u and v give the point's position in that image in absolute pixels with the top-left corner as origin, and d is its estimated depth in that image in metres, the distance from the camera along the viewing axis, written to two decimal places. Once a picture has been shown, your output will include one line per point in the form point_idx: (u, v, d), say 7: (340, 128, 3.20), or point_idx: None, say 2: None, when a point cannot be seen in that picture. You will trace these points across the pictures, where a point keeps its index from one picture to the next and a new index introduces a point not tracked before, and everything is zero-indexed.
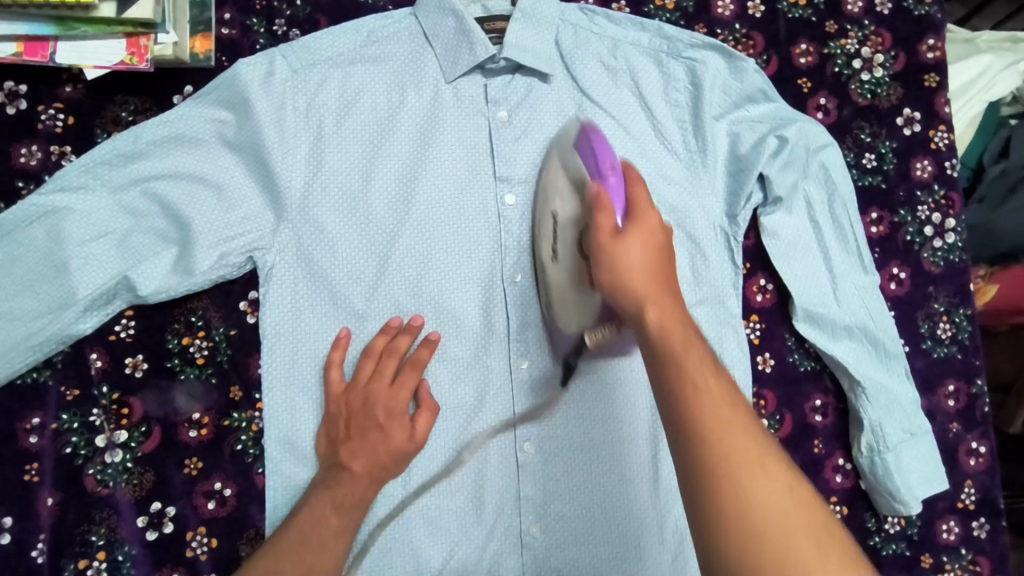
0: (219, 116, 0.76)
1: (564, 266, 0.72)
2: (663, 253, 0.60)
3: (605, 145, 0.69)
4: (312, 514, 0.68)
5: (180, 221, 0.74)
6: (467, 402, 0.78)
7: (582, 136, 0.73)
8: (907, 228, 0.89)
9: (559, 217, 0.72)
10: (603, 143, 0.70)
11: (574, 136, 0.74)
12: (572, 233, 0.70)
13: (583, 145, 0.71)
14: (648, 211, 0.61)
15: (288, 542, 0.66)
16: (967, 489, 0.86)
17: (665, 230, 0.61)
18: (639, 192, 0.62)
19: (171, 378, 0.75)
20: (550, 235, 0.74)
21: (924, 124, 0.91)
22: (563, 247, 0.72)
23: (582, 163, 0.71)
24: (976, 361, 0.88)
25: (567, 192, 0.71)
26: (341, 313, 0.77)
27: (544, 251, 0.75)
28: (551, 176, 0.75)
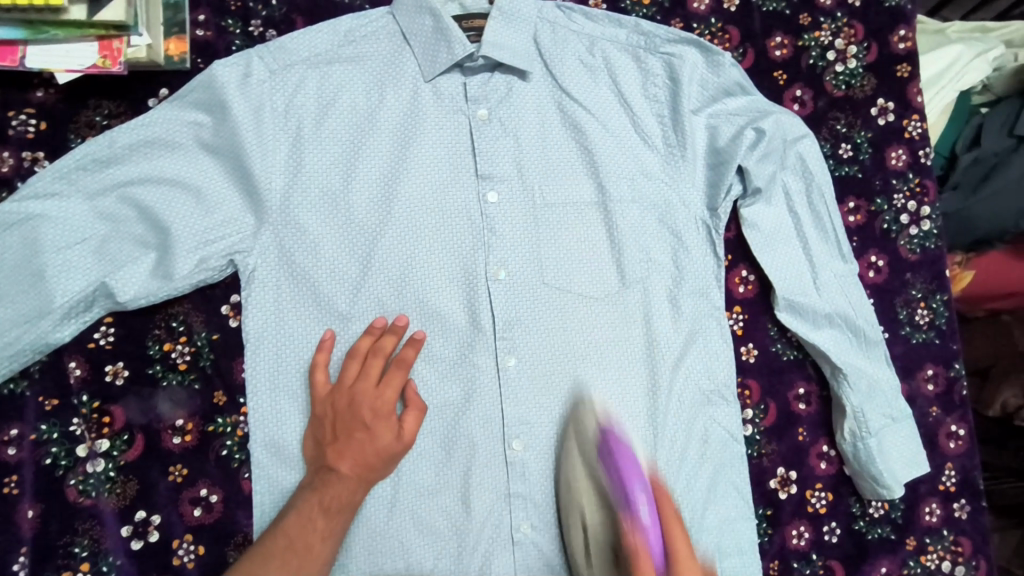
0: (195, 119, 0.75)
1: (595, 536, 0.71)
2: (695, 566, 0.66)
3: (633, 467, 0.69)
4: (299, 517, 0.68)
5: (158, 226, 0.73)
6: (454, 401, 0.78)
7: (603, 443, 0.72)
8: (884, 217, 0.91)
9: (589, 524, 0.71)
10: (630, 458, 0.70)
11: (596, 447, 0.73)
12: (609, 551, 0.70)
13: (608, 460, 0.70)
14: (688, 564, 0.65)
15: (273, 545, 0.66)
16: (948, 471, 0.88)
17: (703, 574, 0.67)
18: (674, 523, 0.67)
19: (153, 385, 0.74)
20: (582, 546, 0.73)
21: (898, 114, 0.92)
22: (598, 565, 0.71)
23: (606, 474, 0.70)
24: (953, 345, 0.90)
25: (597, 505, 0.71)
26: (325, 315, 0.76)
27: (575, 542, 0.74)
28: (570, 468, 0.75)
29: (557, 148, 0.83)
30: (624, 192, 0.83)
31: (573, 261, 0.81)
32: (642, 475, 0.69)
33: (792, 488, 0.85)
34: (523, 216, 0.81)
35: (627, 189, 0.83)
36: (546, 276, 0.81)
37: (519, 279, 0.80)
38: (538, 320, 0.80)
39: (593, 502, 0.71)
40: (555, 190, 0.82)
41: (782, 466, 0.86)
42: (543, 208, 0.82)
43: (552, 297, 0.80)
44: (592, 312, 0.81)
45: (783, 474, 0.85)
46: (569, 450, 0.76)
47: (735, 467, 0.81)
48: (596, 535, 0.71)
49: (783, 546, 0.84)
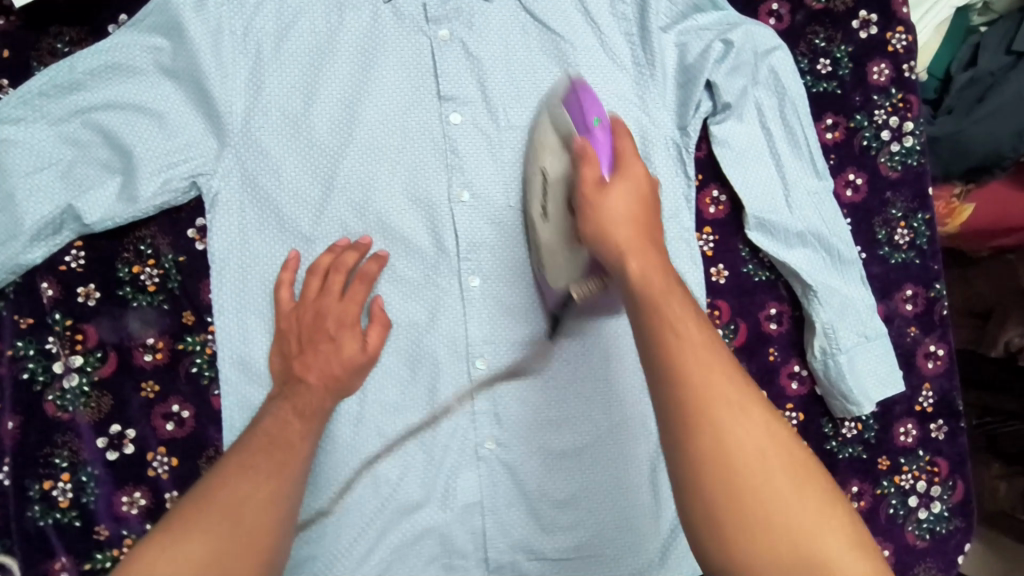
0: (154, 44, 0.76)
1: (553, 223, 0.71)
2: (648, 203, 0.64)
3: (595, 107, 0.69)
4: (276, 420, 0.69)
5: (122, 150, 0.74)
6: (419, 320, 0.79)
7: (571, 92, 0.72)
8: (864, 134, 0.88)
9: (549, 173, 0.71)
10: (594, 104, 0.70)
11: (562, 99, 0.73)
12: (562, 188, 0.69)
13: (573, 103, 0.71)
14: (633, 164, 0.64)
15: (255, 444, 0.67)
16: (925, 392, 0.87)
17: (650, 176, 0.65)
18: (623, 134, 0.66)
19: (123, 306, 0.76)
20: (539, 205, 0.74)
21: (881, 27, 0.88)
22: (552, 206, 0.71)
23: (571, 116, 0.70)
24: (934, 265, 0.88)
25: (558, 147, 0.71)
26: (288, 237, 0.77)
27: (535, 205, 0.75)
28: (541, 134, 0.75)
29: (524, 69, 0.82)
30: None
31: None
32: (603, 115, 0.69)
33: None
34: (485, 137, 0.81)
35: None
36: (512, 199, 0.80)
37: (483, 201, 0.80)
38: (504, 242, 0.80)
39: (553, 150, 0.71)
40: (521, 113, 0.81)
41: None
42: (507, 131, 0.81)
43: (517, 221, 0.80)
44: None
45: None
46: (542, 131, 0.75)
47: None
48: (553, 180, 0.70)
49: None
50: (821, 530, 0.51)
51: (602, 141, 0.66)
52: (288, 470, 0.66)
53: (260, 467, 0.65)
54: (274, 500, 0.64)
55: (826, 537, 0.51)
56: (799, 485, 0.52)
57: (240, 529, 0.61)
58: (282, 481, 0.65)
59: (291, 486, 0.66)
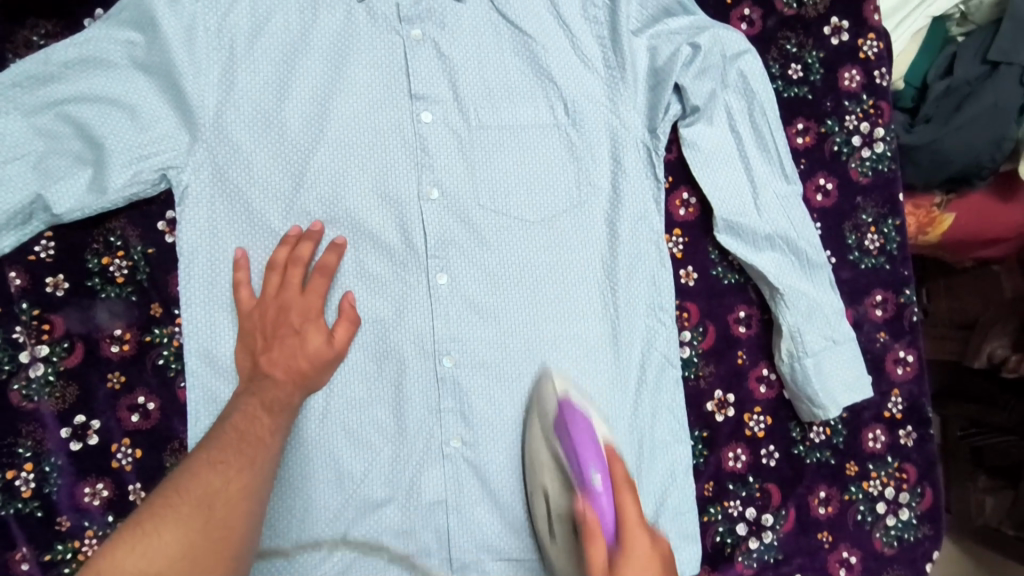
0: (128, 37, 0.77)
1: (560, 548, 0.74)
2: (664, 567, 0.58)
3: (589, 448, 0.68)
4: (245, 414, 0.69)
5: (94, 141, 0.75)
6: (386, 316, 0.79)
7: (562, 412, 0.73)
8: (835, 139, 0.88)
9: (547, 450, 0.74)
10: (587, 436, 0.69)
11: (552, 425, 0.74)
12: (568, 520, 0.71)
13: (565, 433, 0.71)
14: (639, 535, 0.58)
15: (223, 438, 0.66)
16: (894, 398, 0.87)
17: (661, 546, 0.59)
18: (629, 502, 0.61)
19: (92, 296, 0.77)
20: (545, 513, 0.75)
21: (852, 34, 0.89)
22: (561, 534, 0.73)
23: (564, 450, 0.70)
24: (904, 271, 0.88)
25: (559, 485, 0.72)
26: (257, 233, 0.78)
27: (541, 523, 0.77)
28: (537, 448, 0.76)
29: (496, 69, 0.82)
30: (561, 117, 0.82)
31: (507, 184, 0.81)
32: (603, 463, 0.67)
33: (729, 411, 0.85)
34: (456, 137, 0.81)
35: (564, 113, 0.82)
36: (481, 199, 0.81)
37: (452, 200, 0.81)
38: (473, 241, 0.81)
39: (553, 476, 0.73)
40: (492, 113, 0.82)
41: (720, 389, 0.85)
42: (478, 130, 0.82)
43: (486, 220, 0.81)
44: (526, 236, 0.81)
45: (721, 396, 0.85)
46: (535, 432, 0.77)
47: (672, 390, 0.81)
48: (555, 502, 0.73)
49: (721, 468, 0.84)
50: None
51: (603, 504, 0.62)
52: (258, 462, 0.66)
53: (231, 462, 0.65)
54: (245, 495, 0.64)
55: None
56: None
57: (212, 524, 0.60)
58: (253, 475, 0.65)
59: (261, 480, 0.66)
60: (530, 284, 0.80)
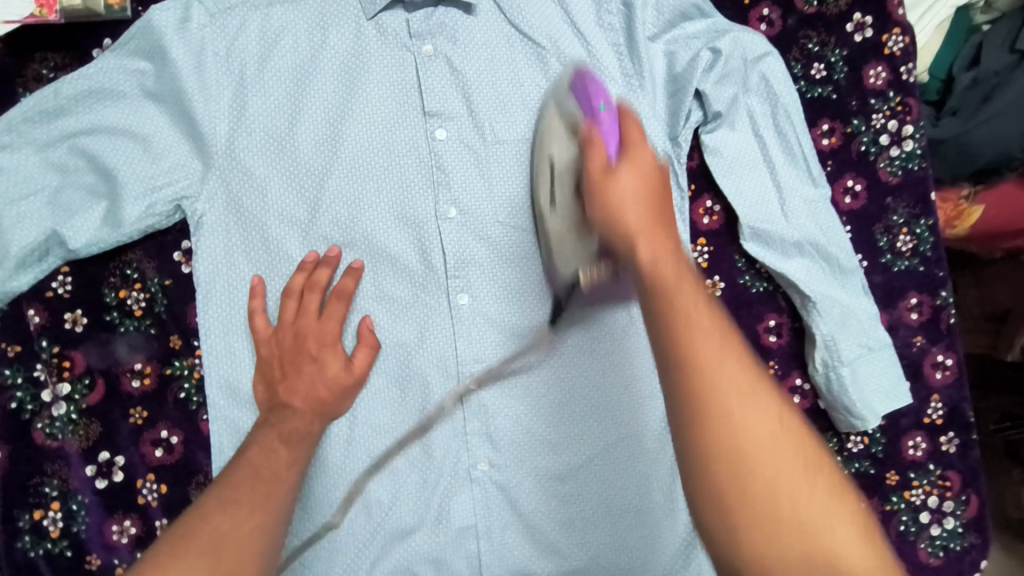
0: (138, 67, 0.76)
1: (561, 213, 0.69)
2: (659, 192, 0.56)
3: (599, 91, 0.66)
4: (262, 447, 0.67)
5: (107, 175, 0.74)
6: (408, 340, 0.77)
7: (575, 82, 0.70)
8: (862, 139, 0.86)
9: (556, 161, 0.69)
10: (596, 87, 0.67)
11: (570, 89, 0.70)
12: (569, 169, 0.66)
13: (580, 88, 0.68)
14: (642, 146, 0.57)
15: (240, 474, 0.63)
16: (934, 404, 0.84)
17: (661, 165, 0.58)
18: (635, 126, 0.57)
19: (110, 331, 0.76)
20: (547, 190, 0.72)
21: (876, 29, 0.86)
22: (561, 195, 0.68)
23: (576, 104, 0.67)
24: (940, 272, 0.85)
25: (565, 137, 0.67)
26: (273, 259, 0.77)
27: (543, 195, 0.73)
28: (549, 122, 0.73)
29: (511, 83, 0.80)
30: None
31: (526, 199, 0.79)
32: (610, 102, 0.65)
33: None
34: (472, 153, 0.79)
35: None
36: (500, 215, 0.79)
37: (470, 218, 0.79)
38: (492, 259, 0.79)
39: (560, 136, 0.68)
40: (508, 126, 0.80)
41: None
42: (494, 145, 0.80)
43: (506, 237, 0.79)
44: None
45: None
46: (550, 116, 0.73)
47: None
48: (559, 176, 0.68)
49: None
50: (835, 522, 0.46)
51: (611, 140, 0.59)
52: (274, 497, 0.63)
53: (244, 499, 0.61)
54: (263, 533, 0.61)
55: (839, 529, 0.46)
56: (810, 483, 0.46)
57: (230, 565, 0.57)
58: (269, 512, 0.62)
59: (275, 512, 0.63)
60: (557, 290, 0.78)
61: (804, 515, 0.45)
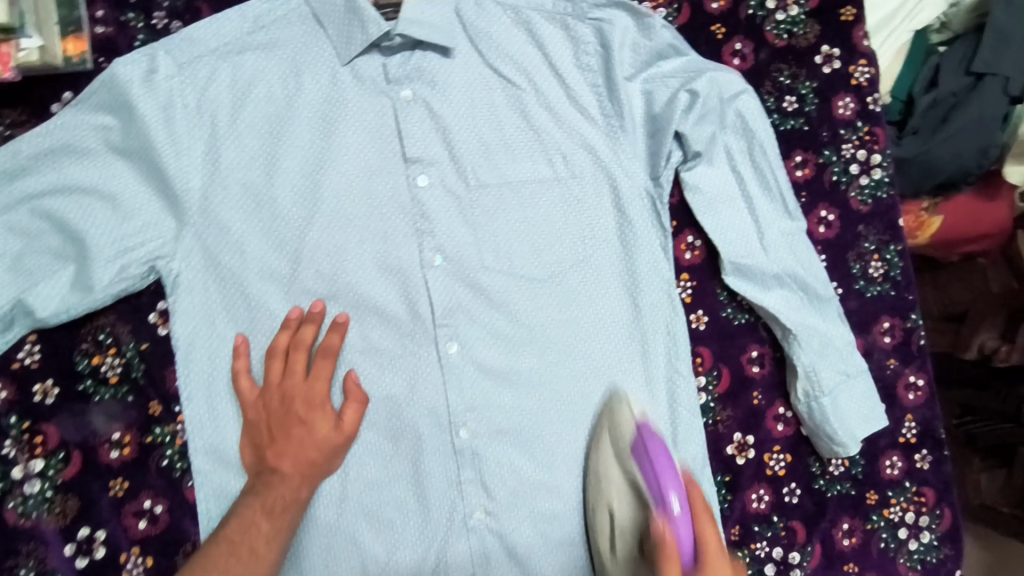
0: (102, 122, 0.72)
1: (622, 563, 0.73)
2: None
3: (664, 456, 0.65)
4: (241, 521, 0.67)
5: (75, 237, 0.70)
6: (398, 392, 0.76)
7: (642, 430, 0.69)
8: (833, 169, 0.88)
9: (617, 519, 0.72)
10: (663, 454, 0.66)
11: (630, 446, 0.69)
12: (633, 543, 0.71)
13: (642, 458, 0.67)
14: (719, 559, 0.60)
15: (216, 552, 0.65)
16: (908, 423, 0.88)
17: (734, 568, 0.61)
18: (704, 518, 0.61)
19: (85, 401, 0.73)
20: (608, 541, 0.74)
21: (844, 61, 0.88)
22: (622, 551, 0.72)
23: (639, 467, 0.67)
24: (909, 296, 0.88)
25: (628, 502, 0.71)
26: (255, 317, 0.74)
27: (602, 523, 0.74)
28: (603, 463, 0.74)
29: (492, 126, 0.80)
30: (562, 170, 0.80)
31: (512, 243, 0.79)
32: (681, 488, 0.64)
33: (749, 453, 0.85)
34: (455, 198, 0.79)
35: (563, 166, 0.80)
36: (487, 260, 0.79)
37: (456, 264, 0.78)
38: (481, 304, 0.78)
39: (622, 476, 0.71)
40: (491, 170, 0.79)
41: (738, 431, 0.86)
42: (478, 190, 0.79)
43: (494, 282, 0.78)
44: (535, 296, 0.79)
45: (740, 439, 0.85)
46: (608, 463, 0.73)
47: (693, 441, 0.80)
48: (620, 521, 0.71)
49: (744, 510, 0.85)
50: None
51: (684, 531, 0.61)
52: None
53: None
54: None
55: None
56: None
57: None
58: None
59: None
60: (543, 304, 0.79)
61: None
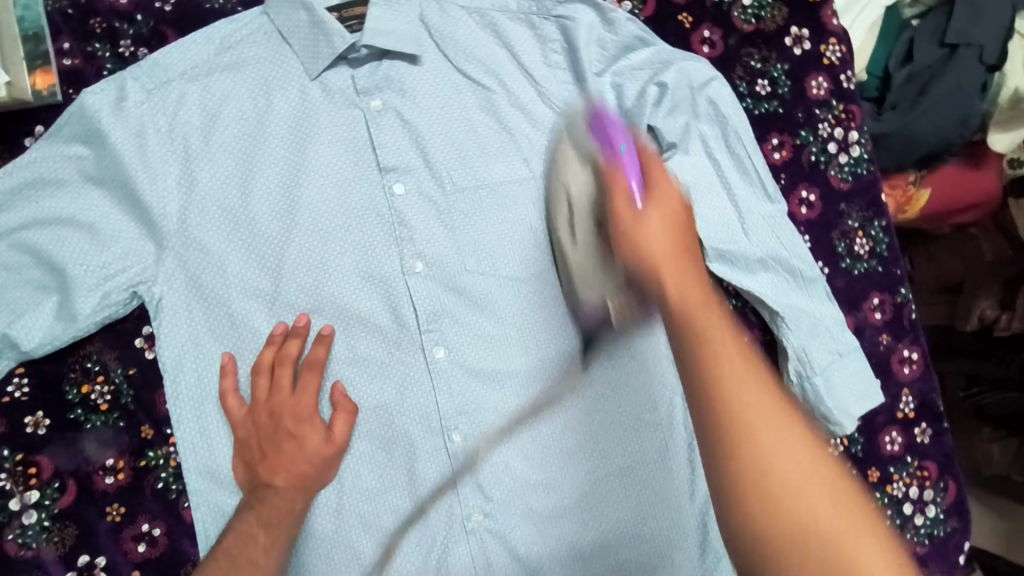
0: (77, 152, 0.73)
1: (583, 246, 0.65)
2: (682, 221, 0.57)
3: (619, 128, 0.62)
4: (239, 535, 0.68)
5: (55, 268, 0.70)
6: (388, 400, 0.76)
7: (594, 117, 0.66)
8: (811, 149, 0.88)
9: (574, 197, 0.64)
10: (615, 123, 0.64)
11: (585, 127, 0.66)
12: (592, 218, 0.61)
13: (596, 127, 0.64)
14: (665, 182, 0.57)
15: (216, 567, 0.66)
16: (905, 398, 0.87)
17: (684, 204, 0.58)
18: (654, 164, 0.58)
19: (77, 429, 0.73)
20: (567, 225, 0.67)
21: (814, 40, 0.88)
22: (586, 254, 0.64)
23: (594, 138, 0.63)
24: (896, 270, 0.88)
25: (582, 166, 0.63)
26: (241, 336, 0.75)
27: (560, 217, 0.68)
28: (561, 156, 0.67)
29: (465, 129, 0.80)
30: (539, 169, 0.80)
31: (492, 244, 0.79)
32: (629, 141, 0.60)
33: None
34: (432, 204, 0.79)
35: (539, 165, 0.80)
36: (468, 263, 0.78)
37: (438, 269, 0.78)
38: (466, 307, 0.78)
39: (581, 167, 0.63)
40: (466, 173, 0.79)
41: None
42: (454, 194, 0.79)
43: (478, 284, 0.78)
44: (519, 295, 0.79)
45: None
46: (561, 154, 0.68)
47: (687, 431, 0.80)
48: (579, 201, 0.63)
49: None
50: (820, 509, 0.43)
51: (630, 160, 0.57)
52: None
53: None
54: None
55: (822, 507, 0.43)
56: (787, 429, 0.45)
57: None
58: None
59: None
60: (529, 298, 0.79)
61: (812, 510, 0.43)
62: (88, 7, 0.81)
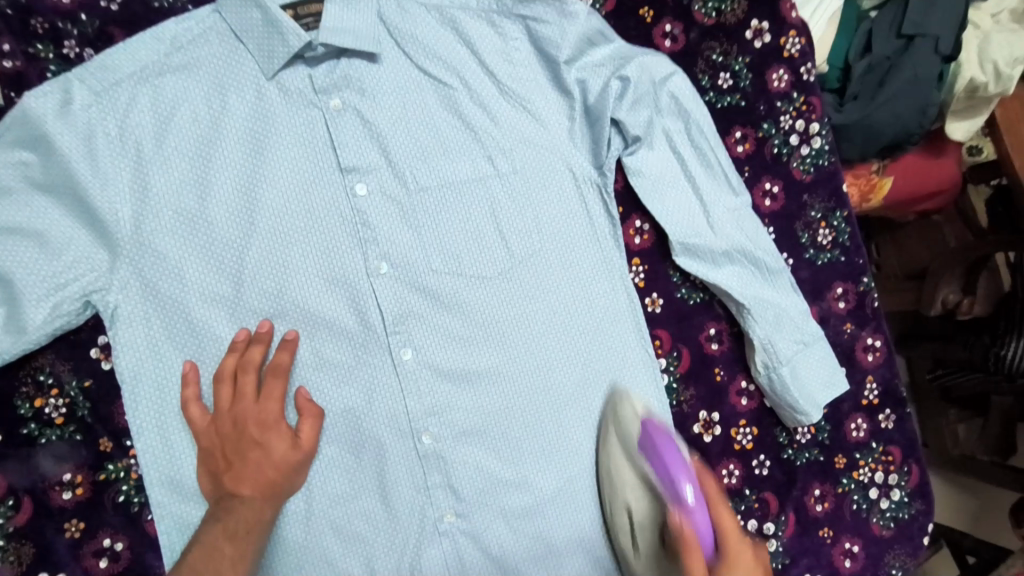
0: (21, 158, 0.70)
1: (647, 559, 0.73)
2: (760, 565, 0.60)
3: (673, 455, 0.66)
4: (205, 552, 0.65)
5: (1, 279, 0.68)
6: (356, 404, 0.75)
7: (646, 430, 0.71)
8: (773, 141, 0.89)
9: (636, 517, 0.72)
10: (671, 449, 0.68)
11: (637, 442, 0.71)
12: (657, 536, 0.71)
13: (650, 451, 0.69)
14: (740, 548, 0.61)
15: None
16: (869, 384, 0.89)
17: (761, 560, 0.61)
18: (727, 514, 0.62)
19: (30, 445, 0.71)
20: (628, 533, 0.75)
21: (774, 34, 0.89)
22: (645, 545, 0.73)
23: (652, 467, 0.68)
24: (859, 259, 0.90)
25: (637, 477, 0.72)
26: (202, 343, 0.73)
27: (624, 537, 0.75)
28: (611, 459, 0.76)
29: (429, 129, 0.79)
30: (503, 167, 0.80)
31: (458, 242, 0.78)
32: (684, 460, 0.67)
33: (715, 430, 0.86)
34: (396, 204, 0.77)
35: (503, 162, 0.80)
36: (435, 263, 0.78)
37: (404, 269, 0.77)
38: (434, 308, 0.77)
39: (636, 490, 0.72)
40: (430, 172, 0.78)
41: (703, 409, 0.86)
42: (419, 194, 0.78)
43: (445, 284, 0.78)
44: (487, 293, 0.78)
45: (706, 417, 0.85)
46: (615, 435, 0.75)
47: None
48: (642, 527, 0.72)
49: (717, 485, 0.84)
50: None
51: (704, 521, 0.62)
52: None
53: None
54: None
55: None
56: None
57: None
58: None
59: None
60: (496, 299, 0.78)
61: None
62: (28, 6, 0.78)
